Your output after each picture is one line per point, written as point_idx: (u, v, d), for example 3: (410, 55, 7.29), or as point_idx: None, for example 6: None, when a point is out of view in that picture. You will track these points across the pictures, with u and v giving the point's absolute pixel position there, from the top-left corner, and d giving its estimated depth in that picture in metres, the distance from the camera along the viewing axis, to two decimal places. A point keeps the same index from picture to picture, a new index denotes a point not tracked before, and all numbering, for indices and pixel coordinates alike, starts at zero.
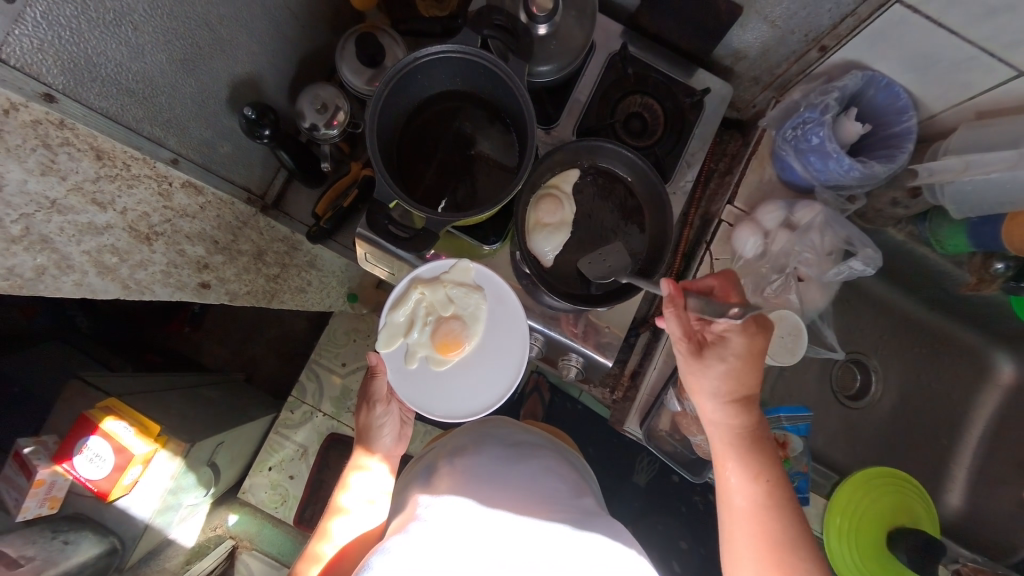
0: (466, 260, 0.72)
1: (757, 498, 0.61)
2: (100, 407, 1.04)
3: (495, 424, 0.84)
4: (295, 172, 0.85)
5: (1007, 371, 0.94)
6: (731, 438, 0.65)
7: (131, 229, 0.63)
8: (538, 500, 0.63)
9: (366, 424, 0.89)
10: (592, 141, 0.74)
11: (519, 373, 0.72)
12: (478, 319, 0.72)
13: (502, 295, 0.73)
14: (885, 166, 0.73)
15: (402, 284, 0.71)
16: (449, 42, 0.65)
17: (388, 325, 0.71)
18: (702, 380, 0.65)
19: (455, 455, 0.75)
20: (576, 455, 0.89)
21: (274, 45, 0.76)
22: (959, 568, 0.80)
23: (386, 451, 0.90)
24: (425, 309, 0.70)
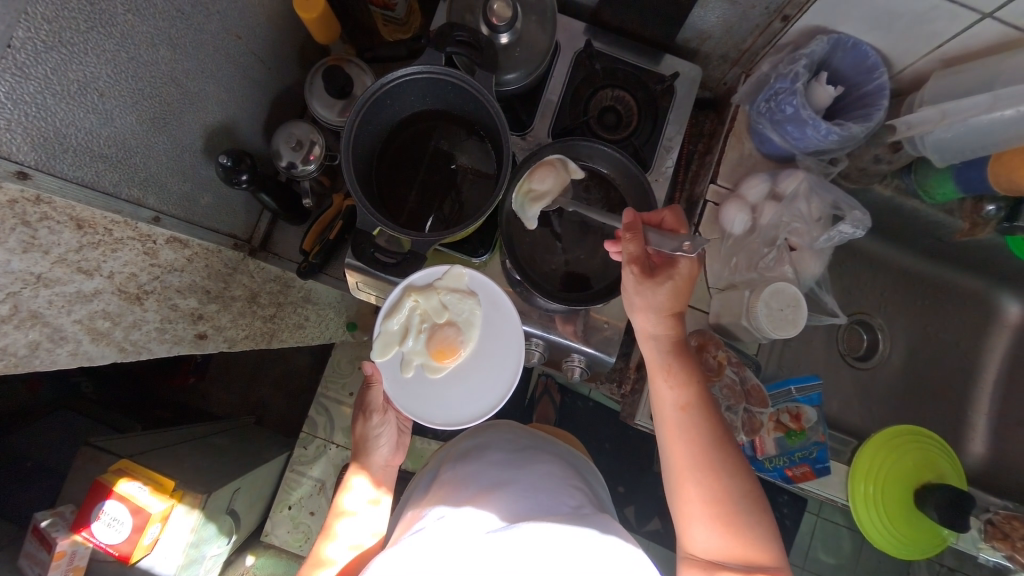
0: (459, 266, 0.72)
1: (693, 427, 0.61)
2: (113, 471, 1.05)
3: (497, 432, 0.88)
4: (278, 212, 0.85)
5: (1013, 311, 0.93)
6: (669, 367, 0.64)
7: (120, 291, 0.63)
8: (540, 502, 0.65)
9: (363, 434, 0.90)
10: (560, 144, 0.74)
11: (517, 374, 0.70)
12: (474, 324, 0.71)
13: (496, 299, 0.72)
14: (863, 126, 0.72)
15: (395, 292, 0.70)
16: (415, 64, 0.65)
17: (382, 333, 0.70)
18: (647, 297, 0.65)
19: (458, 462, 0.82)
20: (586, 462, 0.92)
21: (244, 90, 0.77)
22: (992, 518, 0.79)
23: (383, 460, 0.91)
24: (418, 315, 0.70)
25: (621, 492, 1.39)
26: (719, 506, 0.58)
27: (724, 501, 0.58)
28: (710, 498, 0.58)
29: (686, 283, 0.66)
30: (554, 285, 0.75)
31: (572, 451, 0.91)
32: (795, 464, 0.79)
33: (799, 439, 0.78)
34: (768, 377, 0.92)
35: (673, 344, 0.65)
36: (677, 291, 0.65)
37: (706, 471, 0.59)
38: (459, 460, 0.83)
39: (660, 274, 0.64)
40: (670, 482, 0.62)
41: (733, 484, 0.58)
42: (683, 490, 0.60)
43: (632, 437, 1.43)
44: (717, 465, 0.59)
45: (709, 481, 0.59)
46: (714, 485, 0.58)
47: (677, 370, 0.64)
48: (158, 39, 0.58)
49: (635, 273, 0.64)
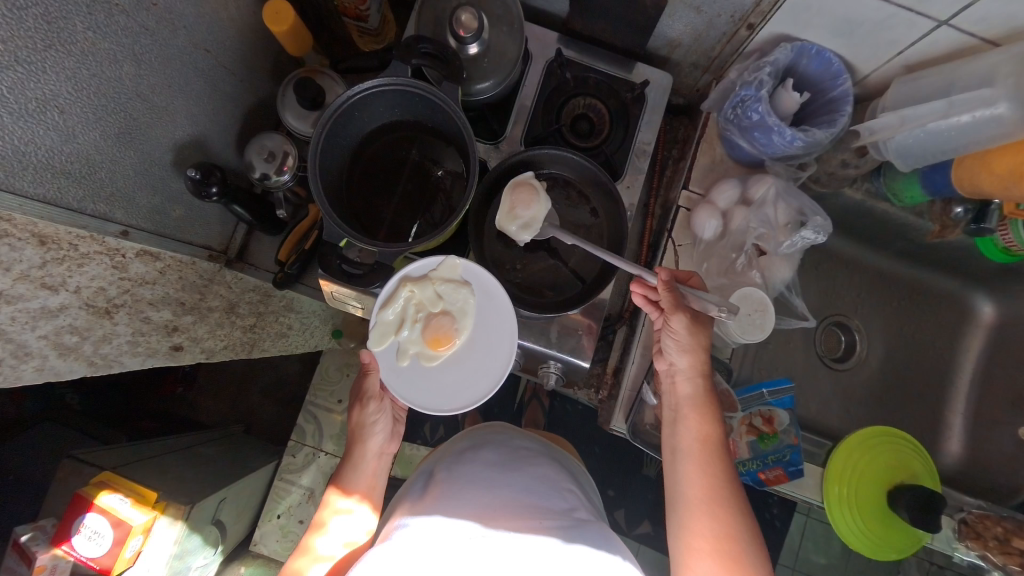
0: (454, 256, 0.69)
1: (713, 465, 0.63)
2: (94, 483, 1.05)
3: (491, 433, 0.89)
4: (254, 223, 0.85)
5: (987, 311, 0.94)
6: (699, 402, 0.67)
7: (88, 306, 0.63)
8: (515, 506, 0.65)
9: (358, 422, 0.89)
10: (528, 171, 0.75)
11: (510, 365, 0.67)
12: (468, 313, 0.68)
13: (490, 289, 0.69)
14: (827, 132, 0.73)
15: (390, 283, 0.67)
16: (380, 76, 0.65)
17: (378, 324, 0.67)
18: (687, 339, 0.67)
19: (451, 462, 0.81)
20: (574, 462, 0.93)
21: (214, 103, 0.77)
22: (966, 517, 0.80)
23: (377, 449, 0.90)
24: (414, 305, 0.67)
25: (611, 496, 1.39)
26: (727, 544, 0.58)
27: (722, 548, 0.58)
28: (712, 540, 0.59)
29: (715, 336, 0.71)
30: (527, 292, 0.77)
31: (561, 451, 0.92)
32: (768, 467, 0.79)
33: (771, 442, 0.78)
34: (742, 381, 0.92)
35: (706, 385, 0.67)
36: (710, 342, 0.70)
37: (721, 507, 0.60)
38: (454, 460, 0.81)
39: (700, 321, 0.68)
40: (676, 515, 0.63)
41: (740, 534, 0.59)
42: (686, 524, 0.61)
43: (621, 441, 1.44)
44: (733, 502, 0.61)
45: (722, 515, 0.60)
46: (724, 519, 0.60)
47: (711, 413, 0.66)
48: (120, 55, 0.58)
49: (684, 320, 0.66)
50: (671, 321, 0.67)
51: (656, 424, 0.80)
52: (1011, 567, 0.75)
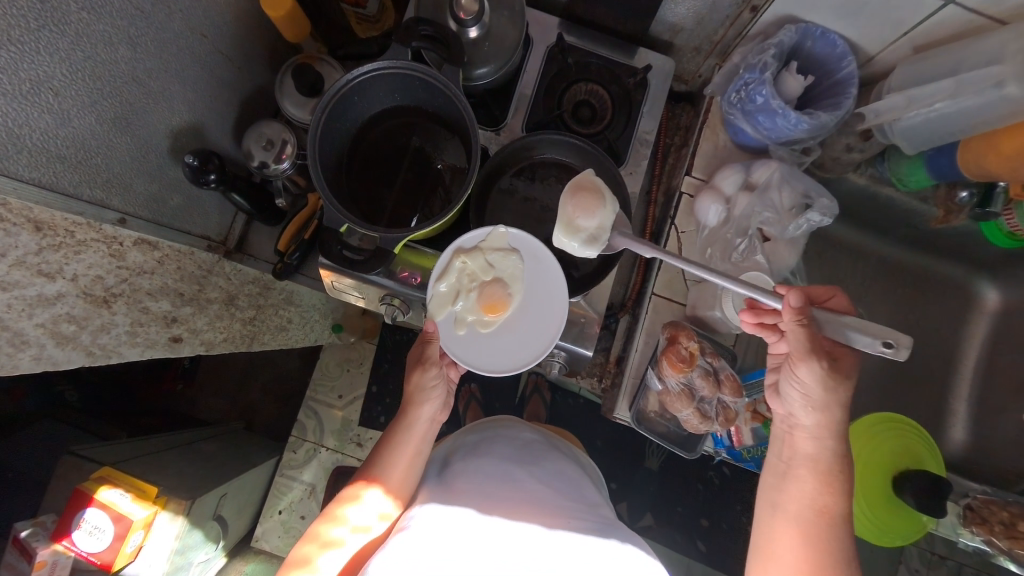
0: (500, 226, 0.70)
1: (827, 538, 0.59)
2: (95, 479, 1.04)
3: (506, 425, 0.88)
4: (252, 213, 0.84)
5: (992, 298, 0.94)
6: (821, 467, 0.61)
7: (85, 294, 0.63)
8: (513, 495, 0.66)
9: (415, 386, 0.76)
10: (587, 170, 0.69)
11: (561, 324, 0.69)
12: (518, 279, 0.70)
13: (537, 253, 0.71)
14: (832, 115, 0.72)
15: (443, 255, 0.69)
16: (380, 60, 0.64)
17: (433, 296, 0.69)
18: (816, 392, 0.60)
19: (467, 453, 0.81)
20: (581, 455, 0.91)
21: (212, 90, 0.76)
22: (971, 503, 0.79)
23: (429, 416, 0.77)
24: (467, 276, 0.69)
25: (613, 489, 1.39)
26: None
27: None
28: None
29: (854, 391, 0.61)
30: None
31: (563, 441, 0.92)
32: None
33: None
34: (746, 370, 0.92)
35: (835, 451, 0.60)
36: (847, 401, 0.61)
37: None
38: (468, 452, 0.81)
39: (835, 371, 0.59)
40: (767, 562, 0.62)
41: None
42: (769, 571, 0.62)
43: (623, 434, 1.43)
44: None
45: None
46: None
47: (837, 484, 0.60)
48: (116, 38, 0.57)
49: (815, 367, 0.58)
50: (796, 368, 0.60)
51: (660, 411, 0.79)
52: (1017, 550, 0.75)
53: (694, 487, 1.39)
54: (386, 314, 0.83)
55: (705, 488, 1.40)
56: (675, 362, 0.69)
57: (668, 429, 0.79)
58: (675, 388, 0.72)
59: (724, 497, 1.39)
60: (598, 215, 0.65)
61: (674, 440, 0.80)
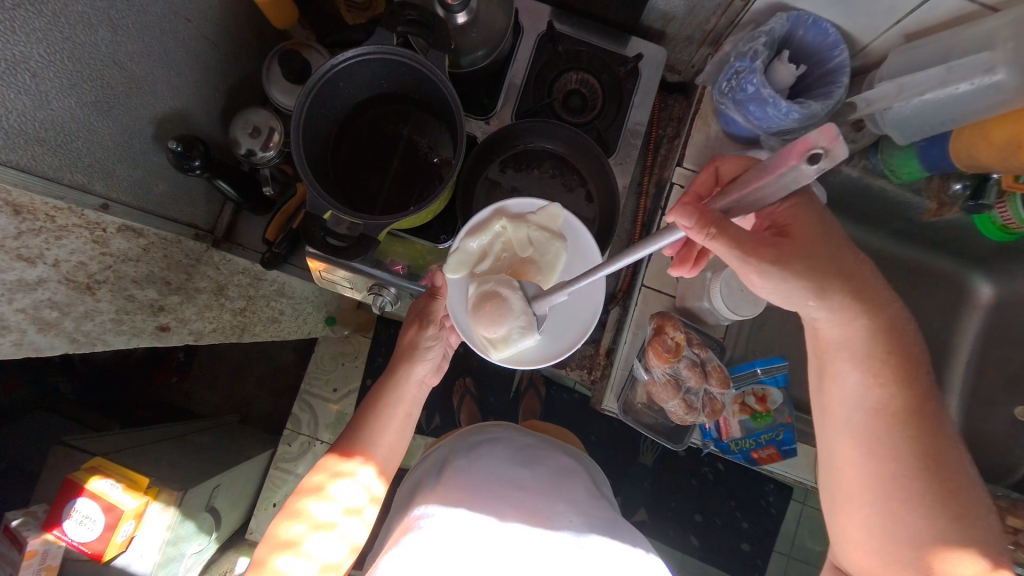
0: (557, 205, 0.65)
1: (899, 438, 0.53)
2: (86, 469, 1.04)
3: (504, 428, 0.86)
4: (240, 202, 0.84)
5: (986, 292, 0.93)
6: (859, 356, 0.56)
7: (68, 280, 0.63)
8: (494, 493, 0.65)
9: (412, 342, 0.77)
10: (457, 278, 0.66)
11: (592, 324, 0.65)
12: (555, 268, 0.67)
13: (584, 249, 0.67)
14: (823, 105, 0.72)
15: (483, 211, 0.65)
16: (364, 45, 0.64)
17: (460, 250, 0.64)
18: (779, 282, 0.55)
19: (468, 450, 0.78)
20: (583, 455, 0.90)
21: (196, 76, 0.75)
22: None
23: (420, 376, 0.80)
24: (503, 242, 0.66)
25: None
26: (891, 526, 0.53)
27: (896, 524, 0.52)
28: (886, 511, 0.53)
29: (824, 246, 0.55)
30: None
31: (561, 443, 0.89)
32: (761, 446, 0.78)
33: (765, 420, 0.77)
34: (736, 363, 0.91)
35: (866, 330, 0.55)
36: (838, 254, 0.55)
37: (883, 489, 0.54)
38: (468, 450, 0.79)
39: (778, 247, 0.54)
40: (847, 492, 0.57)
41: (949, 521, 0.50)
42: (849, 495, 0.57)
43: (617, 429, 1.43)
44: (900, 481, 0.52)
45: (886, 497, 0.53)
46: (890, 497, 0.53)
47: (888, 360, 0.54)
48: (95, 19, 0.56)
49: (758, 269, 0.54)
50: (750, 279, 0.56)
51: (648, 402, 0.78)
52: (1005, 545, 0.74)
53: (689, 483, 1.39)
54: (375, 304, 0.83)
55: (699, 483, 1.40)
56: (661, 353, 0.68)
57: (655, 420, 0.79)
58: (662, 378, 0.71)
59: (717, 493, 1.38)
60: (510, 318, 0.63)
61: (662, 432, 0.79)
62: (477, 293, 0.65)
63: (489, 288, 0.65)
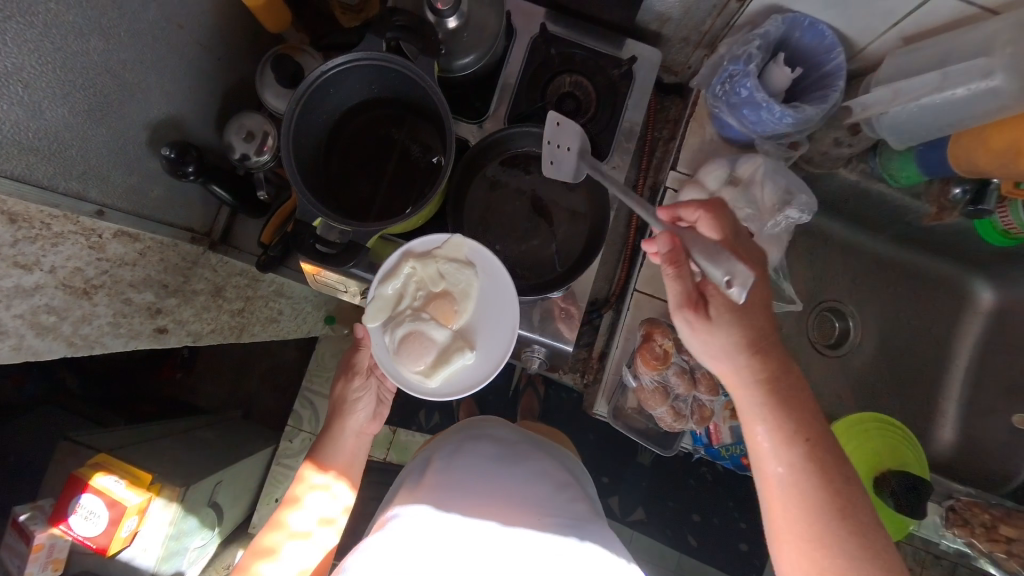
0: (459, 235, 0.66)
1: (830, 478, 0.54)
2: (90, 465, 1.06)
3: (487, 427, 0.84)
4: (235, 206, 0.84)
5: (986, 297, 0.92)
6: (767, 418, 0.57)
7: (65, 286, 0.64)
8: (474, 496, 0.64)
9: (341, 395, 0.83)
10: (375, 321, 0.65)
11: (509, 349, 0.65)
12: (470, 296, 0.66)
13: (495, 272, 0.66)
14: (818, 108, 0.70)
15: (392, 258, 0.65)
16: (353, 51, 0.64)
17: (376, 299, 0.65)
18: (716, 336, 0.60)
19: (450, 450, 0.77)
20: (572, 458, 0.87)
21: (191, 81, 0.76)
22: (953, 504, 0.79)
23: (357, 427, 0.83)
24: (415, 283, 0.65)
25: (604, 482, 1.39)
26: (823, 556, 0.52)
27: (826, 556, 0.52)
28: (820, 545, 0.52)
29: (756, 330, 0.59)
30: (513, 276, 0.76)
31: (552, 443, 0.87)
32: None
33: None
34: None
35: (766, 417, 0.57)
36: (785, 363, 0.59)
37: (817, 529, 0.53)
38: (448, 451, 0.77)
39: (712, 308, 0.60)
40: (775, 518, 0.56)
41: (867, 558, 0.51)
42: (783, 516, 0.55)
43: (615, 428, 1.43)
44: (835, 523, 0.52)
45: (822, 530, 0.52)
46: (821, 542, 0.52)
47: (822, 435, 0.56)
48: (88, 29, 0.57)
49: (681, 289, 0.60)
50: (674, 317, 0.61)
51: (638, 408, 0.78)
52: (997, 554, 0.75)
53: (686, 483, 1.39)
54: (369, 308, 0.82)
55: (697, 484, 1.40)
56: (649, 359, 0.69)
57: (646, 425, 0.79)
58: (650, 385, 0.71)
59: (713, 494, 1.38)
60: (433, 351, 0.63)
61: (650, 437, 0.79)
62: (399, 338, 0.63)
63: (414, 323, 0.63)
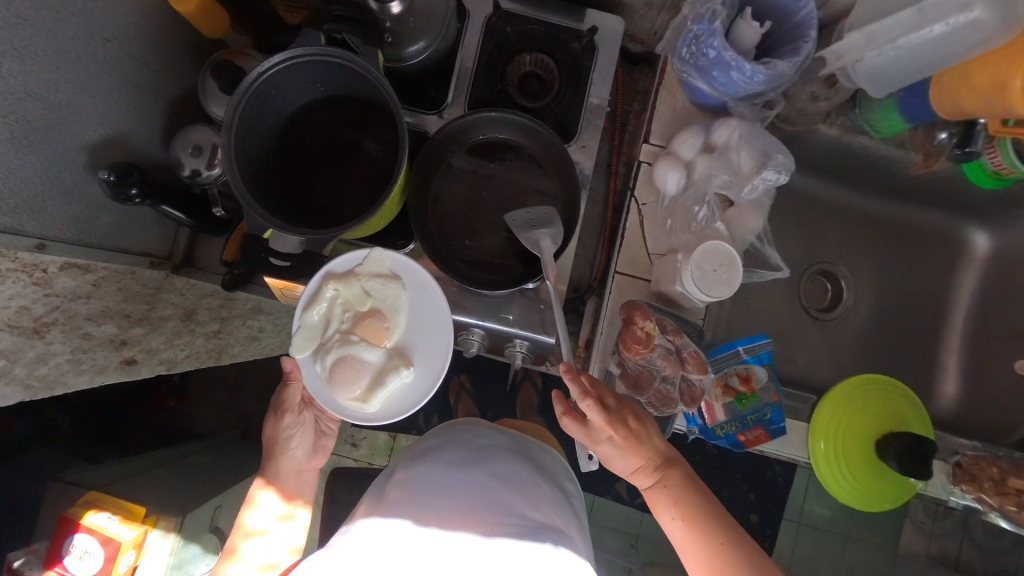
0: (380, 248, 0.64)
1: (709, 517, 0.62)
2: (82, 504, 1.03)
3: (455, 428, 0.77)
4: (194, 224, 0.80)
5: (981, 243, 0.89)
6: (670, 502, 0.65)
7: (12, 327, 0.60)
8: (445, 504, 0.57)
9: (272, 435, 0.79)
10: (302, 352, 0.61)
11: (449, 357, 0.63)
12: (400, 310, 0.63)
13: (422, 281, 0.64)
14: (790, 63, 0.66)
15: (312, 281, 0.62)
16: (290, 48, 0.59)
17: (301, 328, 0.61)
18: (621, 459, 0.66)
19: (412, 458, 0.70)
20: (548, 451, 0.79)
21: (129, 98, 0.72)
22: (960, 460, 0.77)
23: (295, 465, 0.80)
24: (341, 304, 0.62)
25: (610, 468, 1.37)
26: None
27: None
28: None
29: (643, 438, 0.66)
30: (486, 273, 0.72)
31: (534, 440, 0.80)
32: (748, 428, 0.75)
33: (750, 401, 0.74)
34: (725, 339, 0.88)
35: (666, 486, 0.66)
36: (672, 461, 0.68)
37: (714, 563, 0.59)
38: (409, 458, 0.71)
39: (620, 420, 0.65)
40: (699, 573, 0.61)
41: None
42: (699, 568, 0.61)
43: None
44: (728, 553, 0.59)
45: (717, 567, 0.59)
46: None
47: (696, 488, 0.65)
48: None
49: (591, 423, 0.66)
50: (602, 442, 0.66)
51: None
52: (1007, 507, 0.73)
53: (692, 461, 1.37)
54: None
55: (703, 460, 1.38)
56: (631, 343, 0.66)
57: None
58: (634, 369, 0.69)
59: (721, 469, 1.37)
60: (367, 374, 0.60)
61: None
62: (329, 366, 0.60)
63: (344, 349, 0.60)
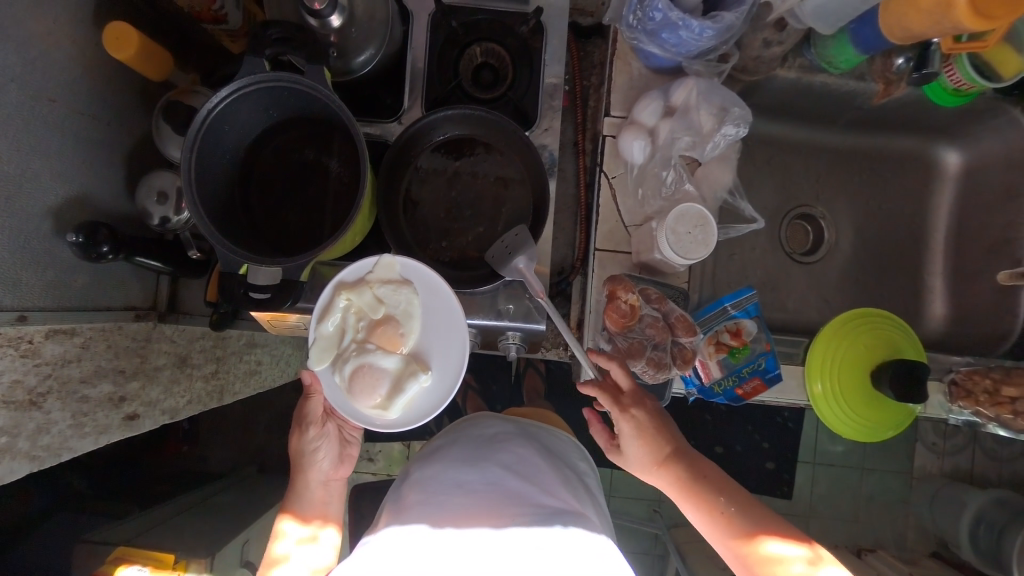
0: (389, 254, 0.63)
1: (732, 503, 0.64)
2: (111, 560, 1.04)
3: (471, 423, 0.78)
4: (175, 271, 0.80)
5: (950, 161, 0.89)
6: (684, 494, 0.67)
7: (6, 403, 0.60)
8: (464, 503, 0.59)
9: (298, 449, 0.79)
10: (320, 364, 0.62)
11: (465, 360, 0.62)
12: (413, 315, 0.63)
13: (434, 286, 0.64)
14: (737, 12, 0.65)
15: (324, 292, 0.62)
16: (236, 79, 0.59)
17: (317, 339, 0.62)
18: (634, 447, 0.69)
19: (426, 459, 0.72)
20: (556, 432, 0.80)
21: (83, 154, 0.70)
22: (954, 378, 0.78)
23: (322, 477, 0.81)
24: (353, 313, 0.62)
25: None
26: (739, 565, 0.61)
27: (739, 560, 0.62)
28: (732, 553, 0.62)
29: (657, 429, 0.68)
30: (466, 270, 0.72)
31: (543, 425, 0.80)
32: (745, 380, 0.76)
33: (744, 354, 0.75)
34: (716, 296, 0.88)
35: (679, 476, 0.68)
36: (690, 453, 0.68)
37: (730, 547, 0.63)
38: (426, 458, 0.73)
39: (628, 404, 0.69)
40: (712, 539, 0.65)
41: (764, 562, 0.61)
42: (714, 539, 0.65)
43: None
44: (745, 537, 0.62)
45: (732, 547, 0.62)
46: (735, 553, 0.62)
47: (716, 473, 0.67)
48: None
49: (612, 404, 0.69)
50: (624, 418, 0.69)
51: None
52: (1004, 416, 0.75)
53: None
54: None
55: None
56: (617, 319, 0.68)
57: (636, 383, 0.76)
58: (624, 343, 0.70)
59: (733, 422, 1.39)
60: (385, 382, 0.60)
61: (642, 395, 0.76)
62: (349, 375, 0.61)
63: (362, 358, 0.61)
